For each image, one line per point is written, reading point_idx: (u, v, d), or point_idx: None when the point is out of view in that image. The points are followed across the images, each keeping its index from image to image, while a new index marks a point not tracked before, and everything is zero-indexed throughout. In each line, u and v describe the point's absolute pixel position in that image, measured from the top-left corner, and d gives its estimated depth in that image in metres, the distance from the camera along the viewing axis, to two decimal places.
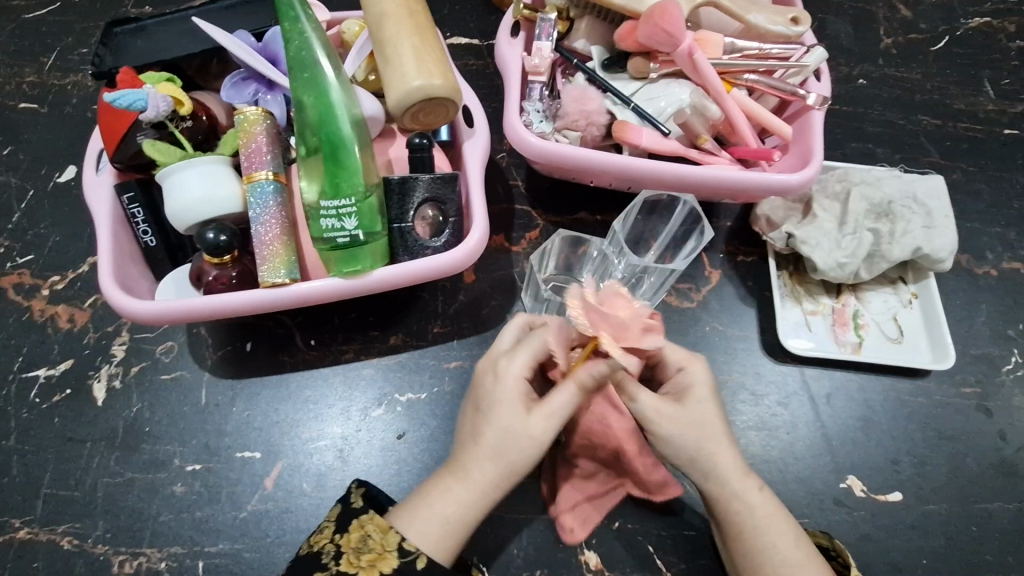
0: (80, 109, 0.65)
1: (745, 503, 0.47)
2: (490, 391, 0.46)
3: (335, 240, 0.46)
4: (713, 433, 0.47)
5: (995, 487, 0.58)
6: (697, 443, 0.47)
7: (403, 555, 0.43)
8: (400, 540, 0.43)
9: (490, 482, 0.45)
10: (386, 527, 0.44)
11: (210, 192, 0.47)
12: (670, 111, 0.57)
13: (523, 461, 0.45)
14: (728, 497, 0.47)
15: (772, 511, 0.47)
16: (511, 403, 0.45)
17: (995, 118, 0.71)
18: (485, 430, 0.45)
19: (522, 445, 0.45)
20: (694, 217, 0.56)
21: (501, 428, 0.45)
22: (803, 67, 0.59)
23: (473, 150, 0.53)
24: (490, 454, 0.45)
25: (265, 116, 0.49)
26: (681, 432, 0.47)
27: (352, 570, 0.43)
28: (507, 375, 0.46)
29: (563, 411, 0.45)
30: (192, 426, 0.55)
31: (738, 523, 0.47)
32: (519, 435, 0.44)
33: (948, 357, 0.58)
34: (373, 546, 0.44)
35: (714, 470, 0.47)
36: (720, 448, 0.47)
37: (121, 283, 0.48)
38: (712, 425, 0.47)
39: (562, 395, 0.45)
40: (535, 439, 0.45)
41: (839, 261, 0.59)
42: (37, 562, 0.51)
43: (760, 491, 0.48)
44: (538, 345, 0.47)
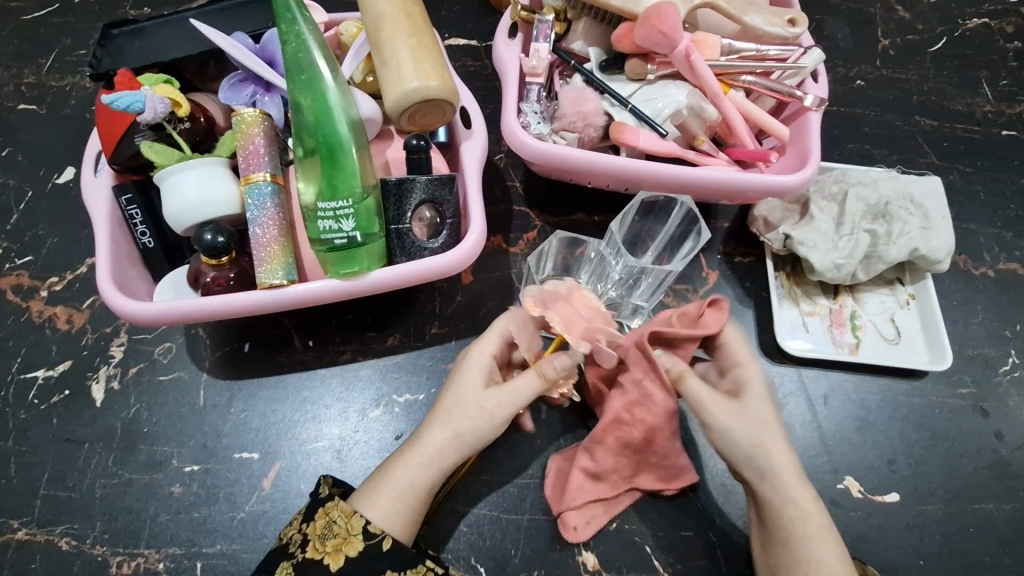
0: (79, 110, 0.65)
1: (798, 509, 0.47)
2: (457, 366, 0.51)
3: (332, 242, 0.46)
4: (769, 432, 0.48)
5: (991, 488, 0.58)
6: (756, 442, 0.48)
7: (368, 538, 0.45)
8: (365, 523, 0.45)
9: (439, 449, 0.48)
10: (350, 511, 0.46)
11: (207, 194, 0.47)
12: (667, 112, 0.57)
13: (473, 432, 0.48)
14: (779, 501, 0.48)
15: (820, 518, 0.47)
16: (472, 377, 0.49)
17: (993, 119, 0.71)
18: (445, 399, 0.49)
19: (474, 418, 0.48)
20: (692, 217, 0.56)
21: (459, 398, 0.49)
22: (800, 68, 0.59)
23: (471, 151, 0.53)
24: (443, 421, 0.48)
25: (262, 118, 0.49)
26: (739, 428, 0.48)
27: (318, 556, 0.44)
28: (473, 354, 0.50)
29: (517, 393, 0.48)
30: (190, 427, 0.55)
31: (785, 529, 0.47)
32: (473, 406, 0.48)
33: (946, 358, 0.58)
34: (338, 532, 0.45)
35: (770, 473, 0.48)
36: (778, 451, 0.48)
37: (119, 284, 0.48)
38: (767, 423, 0.49)
39: (522, 380, 0.49)
40: (485, 412, 0.48)
41: (836, 262, 0.59)
42: (35, 562, 0.51)
43: (812, 501, 0.48)
44: (502, 330, 0.51)
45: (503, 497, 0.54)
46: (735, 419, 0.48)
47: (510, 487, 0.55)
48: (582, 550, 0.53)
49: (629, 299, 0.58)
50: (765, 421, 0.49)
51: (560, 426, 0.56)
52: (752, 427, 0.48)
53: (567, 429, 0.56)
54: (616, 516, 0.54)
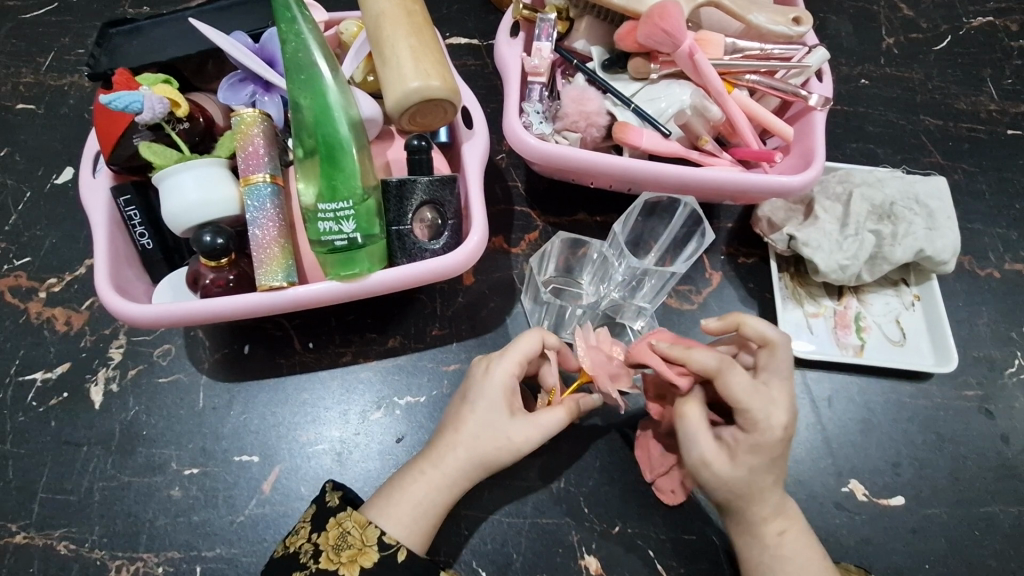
0: (77, 109, 0.64)
1: (765, 544, 0.47)
2: (477, 385, 0.49)
3: (332, 243, 0.46)
4: (760, 479, 0.46)
5: (996, 491, 0.57)
6: (739, 488, 0.46)
7: (383, 548, 0.45)
8: (380, 535, 0.45)
9: (459, 467, 0.48)
10: (364, 522, 0.46)
11: (206, 196, 0.47)
12: (671, 112, 0.56)
13: (494, 457, 0.48)
14: (748, 533, 0.48)
15: (790, 554, 0.47)
16: (495, 402, 0.48)
17: (997, 118, 0.71)
18: (466, 420, 0.48)
19: (498, 443, 0.47)
20: (695, 218, 0.56)
21: (481, 421, 0.48)
22: (805, 68, 0.58)
23: (472, 151, 0.53)
24: (464, 443, 0.48)
25: (262, 118, 0.48)
26: (724, 478, 0.45)
27: (332, 566, 0.44)
28: (493, 374, 0.48)
29: (547, 429, 0.48)
30: (189, 430, 0.55)
31: (754, 559, 0.48)
32: (498, 432, 0.48)
33: (951, 360, 0.58)
34: (353, 543, 0.45)
35: (740, 511, 0.47)
36: (763, 493, 0.47)
37: (117, 286, 0.48)
38: (766, 469, 0.46)
39: (550, 414, 0.48)
40: (512, 443, 0.47)
41: (840, 263, 0.58)
42: (32, 566, 0.51)
43: (778, 535, 0.47)
44: (528, 347, 0.49)
45: (504, 500, 0.54)
46: (726, 468, 0.45)
47: (512, 491, 0.54)
48: (584, 554, 0.53)
49: (631, 301, 0.57)
50: (763, 467, 0.46)
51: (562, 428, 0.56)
52: (741, 479, 0.45)
53: (568, 431, 0.56)
54: (619, 520, 0.54)
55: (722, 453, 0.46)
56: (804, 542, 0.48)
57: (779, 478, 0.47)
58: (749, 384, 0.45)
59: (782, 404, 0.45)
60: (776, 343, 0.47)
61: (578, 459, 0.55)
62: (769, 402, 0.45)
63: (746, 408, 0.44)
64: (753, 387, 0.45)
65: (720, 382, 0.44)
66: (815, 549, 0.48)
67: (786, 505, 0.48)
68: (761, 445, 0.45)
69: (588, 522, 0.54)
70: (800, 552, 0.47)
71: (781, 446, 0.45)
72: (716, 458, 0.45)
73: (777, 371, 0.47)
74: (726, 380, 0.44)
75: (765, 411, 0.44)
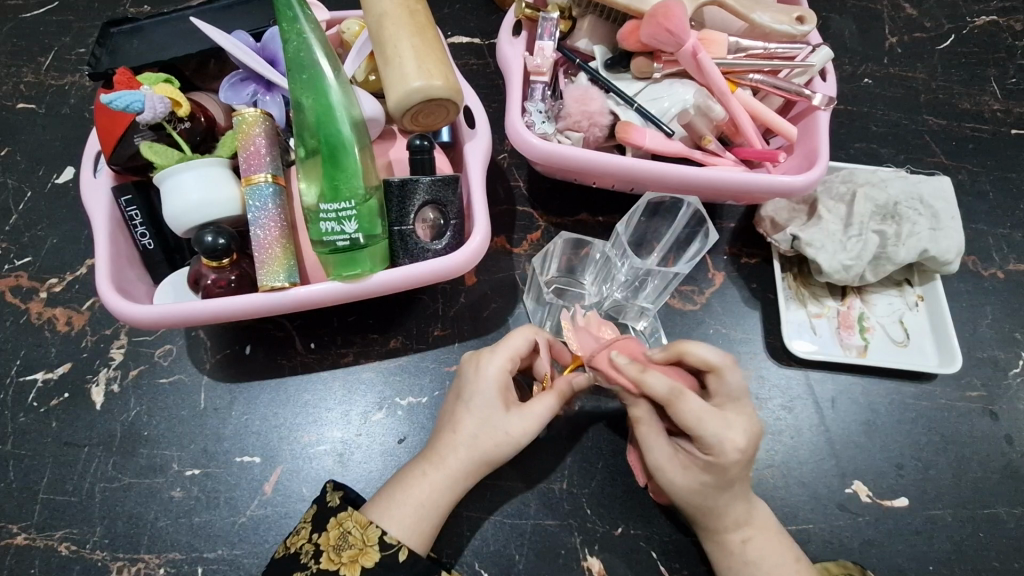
0: (78, 109, 0.64)
1: (729, 551, 0.48)
2: (470, 383, 0.49)
3: (335, 244, 0.46)
4: (717, 494, 0.47)
5: (1001, 493, 0.57)
6: (697, 501, 0.47)
7: (385, 548, 0.45)
8: (382, 534, 0.45)
9: (461, 466, 0.48)
10: (366, 522, 0.46)
11: (207, 196, 0.46)
12: (673, 111, 0.56)
13: (495, 454, 0.48)
14: (713, 539, 0.49)
15: (755, 561, 0.48)
16: (492, 400, 0.48)
17: (1001, 118, 0.70)
18: (464, 420, 0.48)
19: (498, 441, 0.48)
20: (698, 219, 0.55)
21: (478, 420, 0.48)
22: (808, 67, 0.58)
23: (475, 150, 0.53)
24: (464, 443, 0.48)
25: (264, 117, 0.48)
26: (680, 489, 0.47)
27: (333, 566, 0.44)
28: (486, 371, 0.49)
29: (540, 417, 0.48)
30: (190, 431, 0.55)
31: (722, 564, 0.49)
32: (497, 429, 0.48)
33: (955, 361, 0.58)
34: (354, 543, 0.45)
35: (702, 518, 0.49)
36: (724, 506, 0.47)
37: (118, 287, 0.47)
38: (719, 486, 0.46)
39: (542, 402, 0.48)
40: (512, 437, 0.47)
41: (844, 263, 0.58)
42: (34, 567, 0.51)
43: (741, 543, 0.48)
44: (514, 344, 0.49)
45: (507, 501, 0.54)
46: (681, 481, 0.47)
47: (515, 492, 0.54)
48: (587, 555, 0.53)
49: (634, 301, 0.57)
50: (720, 485, 0.46)
51: (564, 429, 0.56)
52: (698, 492, 0.47)
53: (571, 432, 0.56)
54: (621, 521, 0.54)
55: (678, 467, 0.47)
56: (772, 547, 0.48)
57: (740, 492, 0.47)
58: (702, 409, 0.44)
59: (737, 426, 0.45)
60: (722, 367, 0.46)
61: (580, 460, 0.55)
62: (724, 426, 0.44)
63: (699, 433, 0.44)
64: (708, 413, 0.44)
65: (672, 410, 0.44)
66: (786, 556, 0.48)
67: (753, 513, 0.49)
68: (717, 466, 0.45)
69: (591, 523, 0.54)
70: (768, 560, 0.48)
71: (738, 466, 0.45)
72: (671, 471, 0.47)
73: (730, 394, 0.46)
74: (679, 408, 0.44)
75: (718, 436, 0.44)
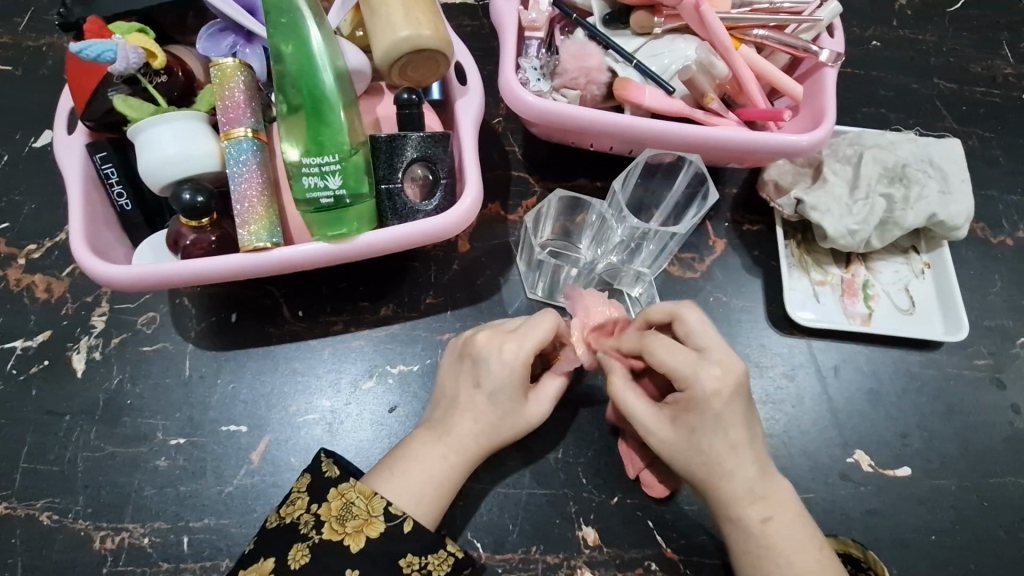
0: (55, 71, 0.61)
1: (749, 531, 0.44)
2: (494, 372, 0.47)
3: (318, 201, 0.44)
4: (710, 445, 0.44)
5: (1006, 462, 0.56)
6: (694, 460, 0.44)
7: (389, 519, 0.44)
8: (387, 505, 0.44)
9: (477, 449, 0.48)
10: (370, 492, 0.44)
11: (185, 149, 0.44)
12: (674, 68, 0.54)
13: (511, 437, 0.48)
14: (729, 520, 0.45)
15: (777, 544, 0.44)
16: (513, 386, 0.47)
17: (1014, 82, 0.68)
18: (482, 406, 0.47)
19: (516, 425, 0.48)
20: (700, 178, 0.52)
21: (499, 410, 0.47)
22: (817, 21, 0.55)
23: (467, 108, 0.50)
24: (482, 431, 0.47)
25: (241, 68, 0.46)
26: (673, 446, 0.45)
27: (337, 537, 0.43)
28: (510, 360, 0.47)
29: (554, 396, 0.49)
30: (176, 400, 0.53)
31: (741, 549, 0.45)
32: (516, 416, 0.48)
33: (962, 328, 0.56)
34: (358, 514, 0.44)
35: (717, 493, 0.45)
36: (729, 465, 0.44)
37: (94, 248, 0.46)
38: (704, 433, 0.43)
39: (553, 379, 0.49)
40: (528, 422, 0.48)
41: (850, 228, 0.56)
42: (14, 537, 0.50)
43: (762, 523, 0.44)
44: (546, 335, 0.47)
45: (501, 471, 0.52)
46: (670, 436, 0.45)
47: (509, 461, 0.53)
48: (582, 525, 0.52)
49: (630, 266, 0.56)
50: (710, 432, 0.43)
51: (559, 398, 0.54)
52: (691, 445, 0.44)
53: (566, 401, 0.54)
54: (618, 490, 0.52)
55: (664, 422, 0.45)
56: (793, 529, 0.44)
57: (738, 442, 0.44)
58: (672, 345, 0.44)
59: (712, 360, 0.43)
60: (680, 310, 0.45)
61: (577, 430, 0.54)
62: (698, 360, 0.43)
63: (674, 371, 0.43)
64: (680, 348, 0.43)
65: (644, 352, 0.44)
66: (809, 541, 0.44)
67: (769, 489, 0.45)
68: (699, 406, 0.43)
69: (586, 493, 0.52)
70: (791, 543, 0.44)
71: (720, 406, 0.43)
72: (658, 428, 0.45)
73: (702, 333, 0.44)
74: (650, 351, 0.44)
75: (693, 371, 0.43)
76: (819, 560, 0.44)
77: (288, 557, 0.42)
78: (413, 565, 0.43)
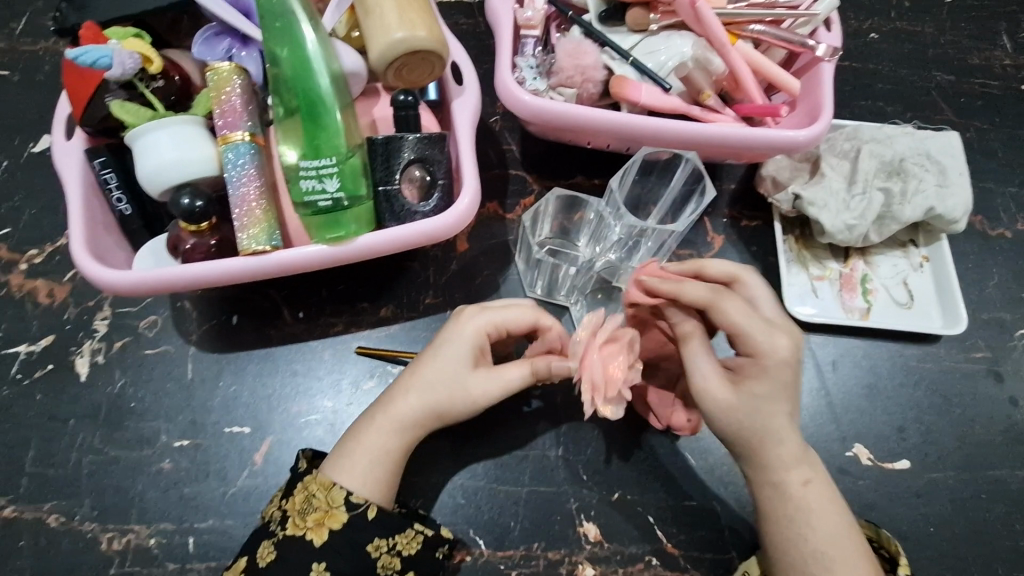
0: (53, 75, 0.61)
1: (787, 496, 0.44)
2: (448, 331, 0.48)
3: (316, 204, 0.44)
4: (768, 414, 0.43)
5: (1003, 453, 0.56)
6: (751, 423, 0.43)
7: (351, 508, 0.44)
8: (346, 496, 0.44)
9: (415, 414, 0.46)
10: (329, 483, 0.44)
11: (183, 154, 0.45)
12: (671, 65, 0.53)
13: (452, 409, 0.46)
14: (767, 483, 0.44)
15: (811, 508, 0.43)
16: (458, 352, 0.47)
17: (1012, 73, 0.68)
18: (426, 366, 0.47)
19: (460, 399, 0.46)
20: (695, 176, 0.53)
21: (440, 372, 0.46)
22: (813, 16, 0.55)
23: (463, 108, 0.50)
24: (418, 391, 0.46)
25: (239, 72, 0.47)
26: (731, 408, 0.43)
27: (299, 531, 0.43)
28: (460, 327, 0.47)
29: (507, 382, 0.47)
30: (179, 402, 0.54)
31: (773, 513, 0.44)
32: (458, 382, 0.46)
33: (960, 322, 0.57)
34: (318, 506, 0.44)
35: (765, 456, 0.44)
36: (781, 433, 0.43)
37: (95, 254, 0.46)
38: (769, 400, 0.43)
39: (513, 369, 0.47)
40: (471, 396, 0.46)
41: (847, 223, 0.56)
42: (22, 540, 0.50)
43: (802, 486, 0.44)
44: (502, 314, 0.47)
45: (502, 470, 0.53)
46: (730, 398, 0.43)
47: (509, 460, 0.53)
48: (583, 521, 0.52)
49: (627, 263, 0.56)
50: (772, 400, 0.43)
51: (559, 397, 0.55)
52: (748, 409, 0.43)
53: (566, 398, 0.55)
54: (618, 487, 0.53)
55: (727, 385, 0.43)
56: (828, 496, 0.44)
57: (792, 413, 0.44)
58: (743, 308, 0.43)
59: (778, 327, 0.43)
60: (741, 274, 0.46)
61: (577, 428, 0.54)
62: (769, 326, 0.43)
63: (747, 332, 0.43)
64: (752, 316, 0.43)
65: (715, 309, 0.43)
66: (838, 509, 0.44)
67: (809, 455, 0.44)
68: (769, 372, 0.42)
69: (587, 490, 0.53)
70: (822, 507, 0.44)
71: (790, 373, 0.43)
72: (718, 387, 0.43)
73: (765, 303, 0.45)
74: (723, 309, 0.43)
75: (767, 336, 0.43)
76: (848, 527, 0.44)
77: (256, 554, 0.43)
78: (381, 548, 0.44)
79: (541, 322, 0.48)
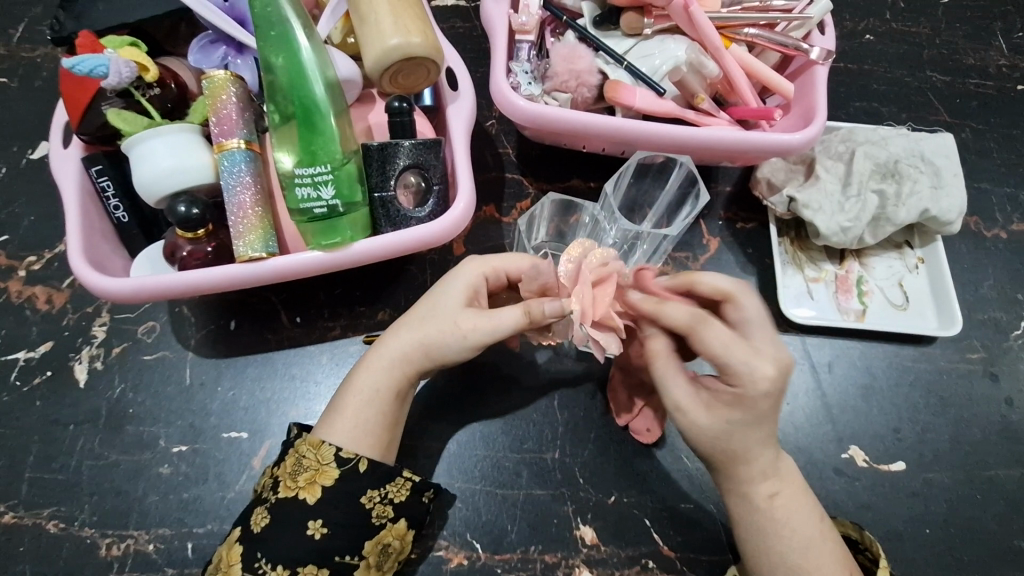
0: (51, 82, 0.62)
1: (754, 507, 0.44)
2: (448, 275, 0.48)
3: (312, 211, 0.44)
4: (744, 437, 0.42)
5: (998, 454, 0.56)
6: (720, 445, 0.43)
7: (341, 464, 0.44)
8: (337, 451, 0.44)
9: (402, 350, 0.46)
10: (318, 442, 0.44)
11: (180, 162, 0.45)
12: (665, 69, 0.54)
13: (439, 344, 0.45)
14: (735, 493, 0.45)
15: (781, 518, 0.44)
16: (449, 295, 0.47)
17: (1007, 73, 0.68)
18: (419, 313, 0.47)
19: (446, 331, 0.45)
20: (690, 180, 0.53)
21: (431, 309, 0.47)
22: (807, 19, 0.55)
23: (458, 114, 0.50)
24: (408, 328, 0.47)
25: (233, 80, 0.46)
26: (702, 431, 0.43)
27: (291, 493, 0.43)
28: (457, 272, 0.48)
29: (500, 324, 0.45)
30: (178, 408, 0.54)
31: (743, 520, 0.45)
32: (445, 316, 0.46)
33: (955, 323, 0.57)
34: (309, 465, 0.44)
35: (732, 472, 0.44)
36: (750, 453, 0.43)
37: (93, 261, 0.46)
38: (743, 425, 0.42)
39: (506, 311, 0.45)
40: (458, 328, 0.45)
41: (842, 225, 0.56)
42: (22, 546, 0.51)
43: (768, 498, 0.44)
44: (499, 259, 0.48)
45: (498, 472, 0.53)
46: (703, 421, 0.42)
47: (505, 462, 0.53)
48: (579, 524, 0.52)
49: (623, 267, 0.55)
50: (745, 425, 0.42)
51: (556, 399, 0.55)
52: (719, 433, 0.42)
53: (563, 400, 0.55)
54: (614, 489, 0.53)
55: (700, 406, 0.43)
56: (799, 506, 0.44)
57: (769, 437, 0.43)
58: (726, 336, 0.41)
59: (765, 354, 0.41)
60: (736, 294, 0.43)
61: (573, 431, 0.54)
62: (752, 354, 0.41)
63: (726, 362, 0.41)
64: (734, 343, 0.41)
65: (692, 336, 0.41)
66: (811, 517, 0.44)
67: (780, 469, 0.44)
68: (744, 402, 0.41)
69: (584, 492, 0.53)
70: (795, 517, 0.44)
71: (769, 401, 0.41)
72: (693, 408, 0.43)
73: (755, 321, 0.42)
74: (700, 335, 0.41)
75: (749, 366, 0.40)
76: (822, 534, 0.44)
77: (251, 522, 0.43)
78: (375, 499, 0.44)
79: (539, 266, 0.47)
